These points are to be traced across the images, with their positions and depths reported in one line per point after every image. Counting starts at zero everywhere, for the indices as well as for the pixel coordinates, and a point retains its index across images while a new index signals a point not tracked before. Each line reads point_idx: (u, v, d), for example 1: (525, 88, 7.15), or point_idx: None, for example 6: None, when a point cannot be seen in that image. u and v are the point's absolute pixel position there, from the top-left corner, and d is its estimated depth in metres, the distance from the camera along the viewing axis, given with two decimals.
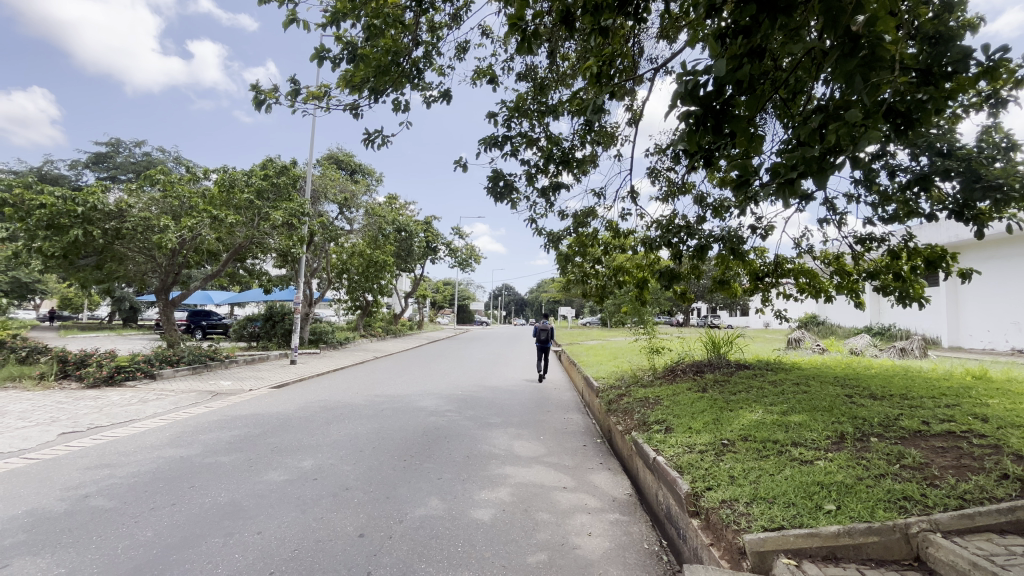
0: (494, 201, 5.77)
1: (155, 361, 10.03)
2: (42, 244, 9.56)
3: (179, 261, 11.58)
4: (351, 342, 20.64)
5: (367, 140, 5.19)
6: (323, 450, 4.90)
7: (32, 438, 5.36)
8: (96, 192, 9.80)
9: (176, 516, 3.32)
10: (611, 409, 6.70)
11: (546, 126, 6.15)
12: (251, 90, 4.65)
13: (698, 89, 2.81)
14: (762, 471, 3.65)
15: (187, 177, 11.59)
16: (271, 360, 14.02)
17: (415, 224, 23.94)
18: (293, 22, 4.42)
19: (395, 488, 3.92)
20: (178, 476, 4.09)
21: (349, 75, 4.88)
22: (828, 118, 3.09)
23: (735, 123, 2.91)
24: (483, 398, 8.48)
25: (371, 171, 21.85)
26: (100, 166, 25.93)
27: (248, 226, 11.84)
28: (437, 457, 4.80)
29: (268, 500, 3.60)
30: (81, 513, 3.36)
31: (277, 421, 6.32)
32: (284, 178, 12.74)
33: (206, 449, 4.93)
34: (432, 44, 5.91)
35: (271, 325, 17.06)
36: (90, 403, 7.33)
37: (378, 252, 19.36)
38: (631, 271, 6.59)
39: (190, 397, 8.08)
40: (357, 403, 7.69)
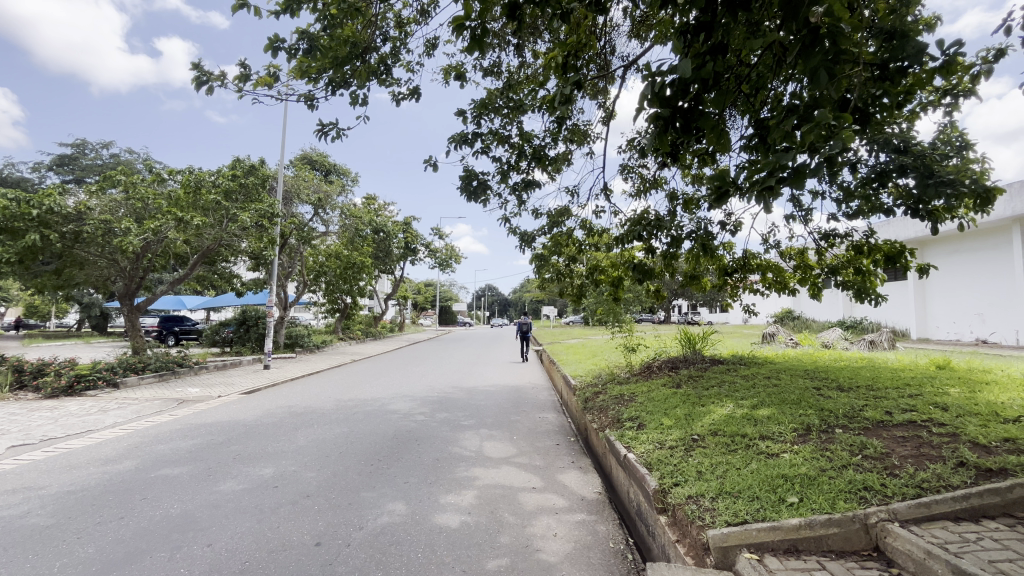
0: (466, 200, 5.69)
1: (118, 369, 9.68)
2: None
3: (144, 264, 11.14)
4: (327, 345, 20.33)
5: (322, 132, 5.05)
6: (286, 457, 4.76)
7: None
8: (52, 193, 9.41)
9: (120, 531, 3.16)
10: (587, 407, 6.65)
11: (518, 124, 6.11)
12: (192, 68, 4.48)
13: (663, 90, 2.73)
14: (729, 465, 3.64)
15: (152, 178, 11.14)
16: (244, 366, 13.65)
17: (394, 225, 23.66)
18: (244, 7, 4.25)
19: (357, 494, 3.82)
20: (129, 489, 3.91)
21: (305, 66, 4.73)
22: (801, 116, 3.00)
23: (704, 123, 2.78)
24: (458, 399, 8.40)
25: (346, 171, 21.40)
26: (64, 168, 25.03)
27: (216, 228, 11.46)
28: (405, 462, 4.69)
29: (222, 511, 3.45)
30: (17, 531, 3.17)
31: (241, 428, 6.13)
32: (253, 178, 12.30)
33: (163, 459, 4.74)
34: (400, 41, 5.80)
35: (245, 329, 16.77)
36: (45, 414, 7.01)
37: (355, 254, 18.99)
38: (606, 268, 6.52)
39: (154, 405, 7.81)
40: (326, 408, 7.50)
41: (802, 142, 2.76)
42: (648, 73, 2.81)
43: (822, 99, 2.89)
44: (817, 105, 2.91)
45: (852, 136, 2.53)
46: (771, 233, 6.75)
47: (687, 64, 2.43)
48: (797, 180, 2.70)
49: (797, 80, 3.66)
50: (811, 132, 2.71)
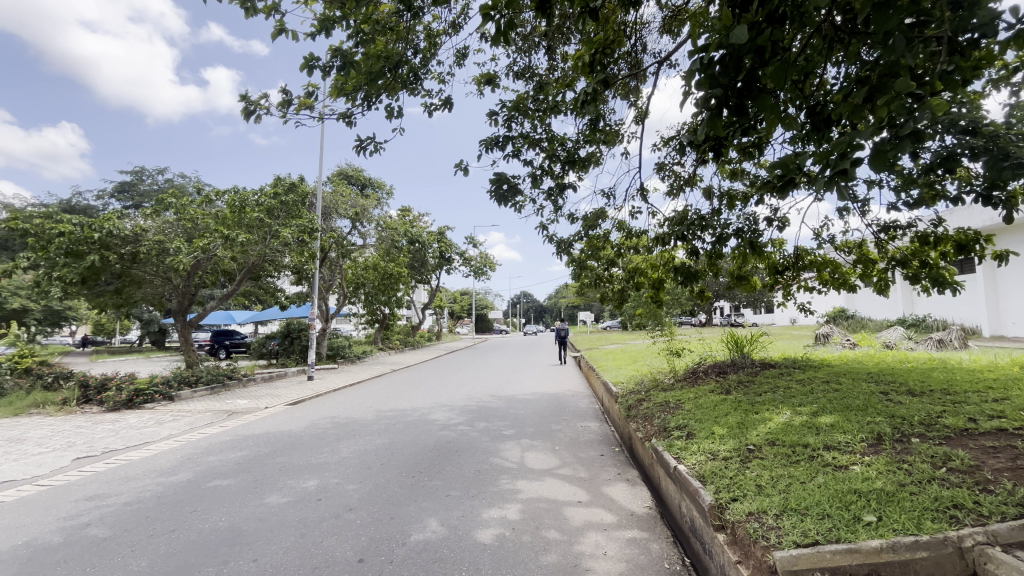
0: (498, 206, 5.61)
1: (174, 383, 10.13)
2: (62, 271, 9.74)
3: (195, 282, 11.64)
4: (368, 356, 20.74)
5: (360, 148, 5.08)
6: (329, 469, 4.78)
7: (45, 464, 5.36)
8: (111, 218, 9.98)
9: (171, 544, 3.20)
10: (630, 415, 6.39)
11: (549, 126, 6.01)
12: (240, 99, 4.62)
13: (713, 67, 2.53)
14: (792, 479, 3.35)
15: (200, 199, 11.67)
16: (290, 377, 14.06)
17: (429, 235, 23.99)
18: (282, 31, 4.34)
19: (399, 508, 3.76)
20: (181, 501, 3.99)
21: (341, 84, 4.76)
22: (872, 89, 2.71)
23: (761, 101, 2.57)
24: (497, 408, 8.32)
25: (382, 184, 21.80)
26: (125, 194, 26.77)
27: (260, 244, 11.88)
28: (446, 474, 4.61)
29: (268, 525, 3.47)
30: (78, 543, 3.27)
31: (287, 440, 6.24)
32: (294, 195, 12.69)
33: (213, 471, 4.86)
34: (430, 52, 5.82)
35: (289, 342, 17.31)
36: (107, 427, 7.36)
37: (393, 265, 19.30)
38: (645, 271, 6.26)
39: (206, 417, 8.09)
40: (368, 419, 7.56)
41: (879, 118, 2.51)
42: (695, 50, 2.62)
43: (898, 69, 2.61)
44: (892, 76, 2.65)
45: (943, 105, 2.25)
46: (824, 227, 6.35)
47: (741, 31, 2.22)
48: (873, 159, 2.43)
49: (855, 59, 3.39)
50: (891, 105, 2.45)
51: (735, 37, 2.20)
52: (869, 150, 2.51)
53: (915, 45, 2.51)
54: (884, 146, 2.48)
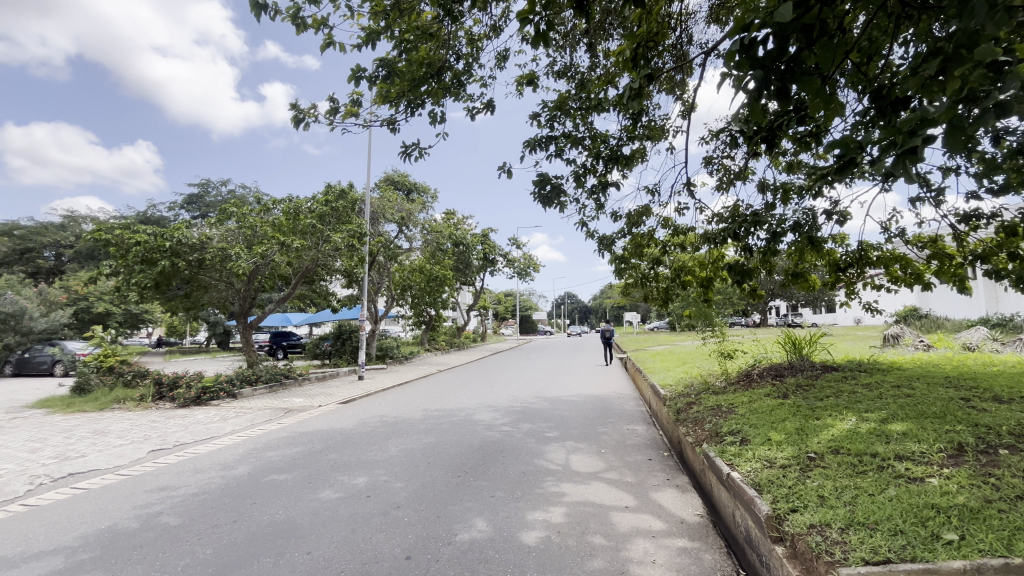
0: (541, 206, 5.58)
1: (236, 381, 10.76)
2: (139, 277, 10.56)
3: (254, 286, 12.31)
4: (415, 356, 21.24)
5: (405, 153, 5.19)
6: (378, 466, 4.91)
7: (125, 454, 5.82)
8: (180, 227, 10.72)
9: (233, 534, 3.38)
10: (679, 419, 6.17)
11: (592, 124, 5.92)
12: (291, 109, 4.83)
13: (757, 49, 2.38)
14: (858, 491, 3.11)
15: (259, 208, 12.34)
16: (342, 377, 14.61)
17: (473, 237, 24.28)
18: (329, 44, 4.51)
19: (445, 507, 3.80)
20: (242, 494, 4.22)
21: (385, 92, 4.87)
22: (946, 62, 2.46)
23: (807, 82, 2.38)
24: (542, 409, 8.29)
25: (426, 189, 22.25)
26: (193, 206, 28.77)
27: (314, 249, 12.43)
28: (491, 474, 4.63)
29: (320, 519, 3.60)
30: (151, 530, 3.51)
31: (338, 437, 6.47)
32: (344, 202, 13.16)
33: (271, 466, 5.11)
34: (472, 56, 5.88)
35: (341, 342, 18.01)
36: (178, 422, 7.91)
37: (438, 267, 19.68)
38: (693, 269, 6.03)
39: (265, 414, 8.53)
40: (415, 418, 7.72)
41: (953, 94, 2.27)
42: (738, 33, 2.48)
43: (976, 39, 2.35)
44: (971, 48, 2.41)
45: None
46: (892, 220, 5.90)
47: (787, 9, 2.07)
48: (947, 139, 2.20)
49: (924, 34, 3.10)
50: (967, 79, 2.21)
51: (779, 14, 2.05)
52: (943, 129, 2.28)
53: (997, 11, 2.25)
54: (960, 125, 2.24)
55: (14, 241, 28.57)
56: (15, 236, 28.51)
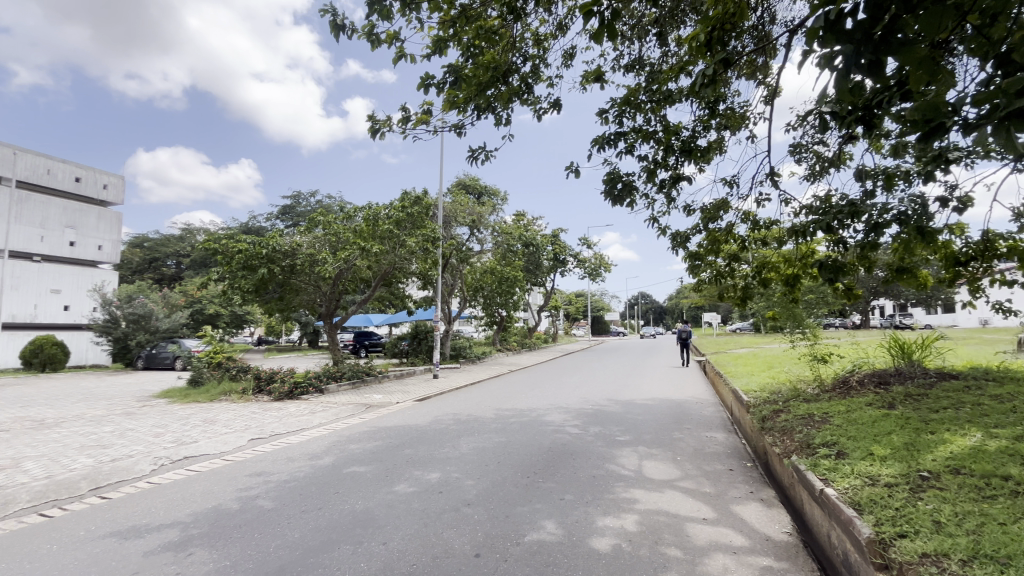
0: (611, 205, 5.45)
1: (324, 377, 11.58)
2: (241, 282, 11.72)
3: (339, 288, 13.19)
4: (487, 356, 21.65)
5: (472, 157, 5.30)
6: (450, 463, 5.04)
7: (229, 441, 6.46)
8: (275, 236, 11.74)
9: (318, 521, 3.62)
10: (764, 427, 5.72)
11: (663, 117, 5.68)
12: (367, 120, 5.11)
13: (842, 20, 2.16)
14: (985, 519, 2.69)
15: (342, 216, 13.21)
16: (418, 375, 15.24)
17: (543, 238, 24.30)
18: (401, 56, 4.71)
19: (514, 507, 3.80)
20: (326, 483, 4.51)
21: (454, 98, 4.99)
22: None
23: (909, 51, 2.10)
24: (613, 413, 8.09)
25: (496, 192, 22.58)
26: (287, 216, 31.46)
27: (391, 253, 13.08)
28: (560, 477, 4.57)
29: (395, 511, 3.75)
30: (249, 511, 3.86)
31: (414, 433, 6.73)
32: (419, 207, 13.70)
33: (353, 458, 5.43)
34: (539, 57, 5.87)
35: (417, 342, 18.81)
36: (274, 414, 8.65)
37: (509, 268, 19.91)
38: (778, 265, 5.58)
39: (348, 409, 9.10)
40: (486, 417, 7.85)
41: None
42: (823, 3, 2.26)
43: None
44: None
45: None
46: None
47: None
48: None
49: None
50: None
51: None
52: None
53: None
54: None
55: (145, 252, 32.90)
56: (146, 248, 32.80)
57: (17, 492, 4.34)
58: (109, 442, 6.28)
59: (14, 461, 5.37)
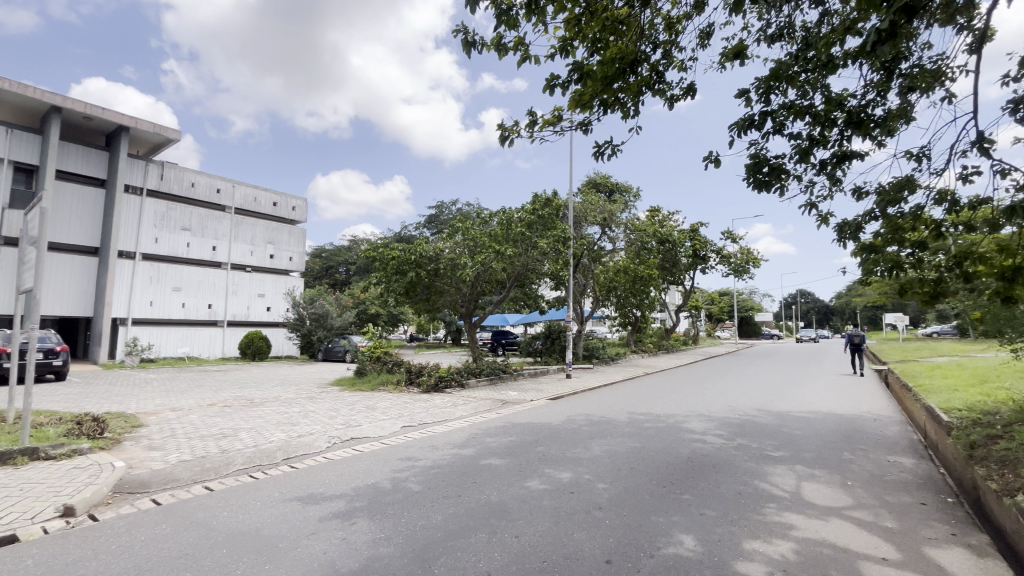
0: (757, 193, 4.88)
1: (465, 373, 12.43)
2: (395, 285, 13.19)
3: (477, 290, 14.05)
4: (622, 358, 21.11)
5: (599, 154, 5.20)
6: (582, 464, 5.01)
7: (386, 427, 7.29)
8: (421, 244, 12.94)
9: (457, 507, 3.89)
10: (973, 455, 4.60)
11: (823, 88, 4.92)
12: (497, 129, 5.35)
13: None
14: None
15: (479, 221, 14.04)
16: (551, 374, 15.47)
17: (680, 234, 22.89)
18: (528, 62, 4.82)
19: (648, 517, 3.63)
20: (465, 473, 4.83)
21: (580, 96, 4.95)
22: None
23: None
24: (765, 424, 7.25)
25: (629, 188, 21.88)
26: (433, 225, 34.51)
27: (524, 255, 13.51)
28: (701, 490, 4.23)
29: (528, 507, 3.85)
30: (401, 491, 4.30)
31: (547, 431, 6.85)
32: (549, 209, 13.86)
33: (490, 451, 5.72)
34: (671, 42, 5.54)
35: (551, 342, 19.16)
36: (422, 405, 9.54)
37: (643, 266, 19.15)
38: (991, 254, 4.44)
39: (486, 404, 9.62)
40: (620, 420, 7.65)
41: None
42: None
43: None
44: None
45: None
46: None
47: None
48: None
49: None
50: None
51: None
52: None
53: None
54: None
55: (323, 262, 38.91)
56: (323, 258, 38.77)
57: (235, 456, 5.45)
58: (297, 420, 7.53)
59: (234, 431, 6.76)
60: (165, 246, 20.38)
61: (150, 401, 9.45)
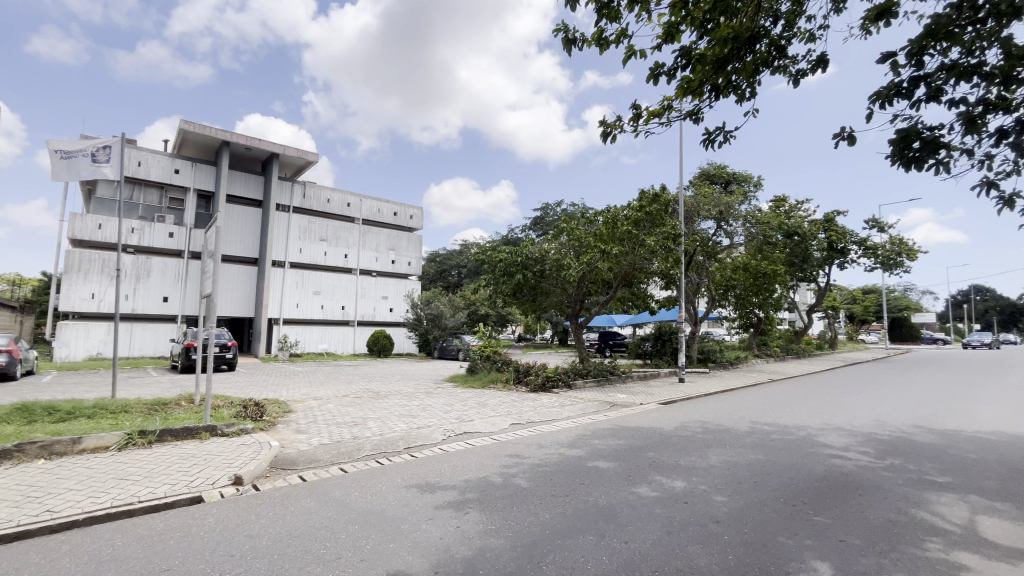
0: (907, 173, 4.18)
1: (572, 374, 12.41)
2: (503, 286, 13.63)
3: (583, 291, 13.95)
4: (742, 362, 19.45)
5: (710, 143, 4.86)
6: (697, 474, 4.73)
7: (496, 424, 7.55)
8: (527, 245, 13.20)
9: (565, 507, 3.90)
10: None
11: (1001, 39, 4.05)
12: (599, 126, 5.27)
13: None
14: None
15: (584, 221, 13.91)
16: (662, 377, 14.79)
17: (812, 225, 20.45)
18: (631, 53, 4.68)
19: (774, 537, 3.30)
20: (573, 473, 4.82)
21: (688, 82, 4.68)
22: None
23: None
24: (926, 444, 6.18)
25: (748, 177, 20.07)
26: (538, 227, 34.99)
27: (631, 254, 13.09)
28: (840, 514, 3.74)
29: (638, 513, 3.73)
30: (510, 487, 4.43)
31: (658, 437, 6.57)
32: (657, 205, 13.23)
33: (598, 453, 5.65)
34: (796, 12, 4.98)
35: (661, 344, 18.35)
36: (530, 404, 9.72)
37: (766, 262, 17.46)
38: None
39: (594, 406, 9.50)
40: (740, 430, 7.06)
41: None
42: None
43: None
44: None
45: None
46: None
47: None
48: None
49: None
50: None
51: None
52: None
53: None
54: None
55: (438, 266, 41.51)
56: (437, 262, 41.37)
57: (365, 442, 6.06)
58: (416, 413, 8.13)
59: (364, 420, 7.51)
60: (307, 256, 23.32)
61: (298, 390, 10.89)
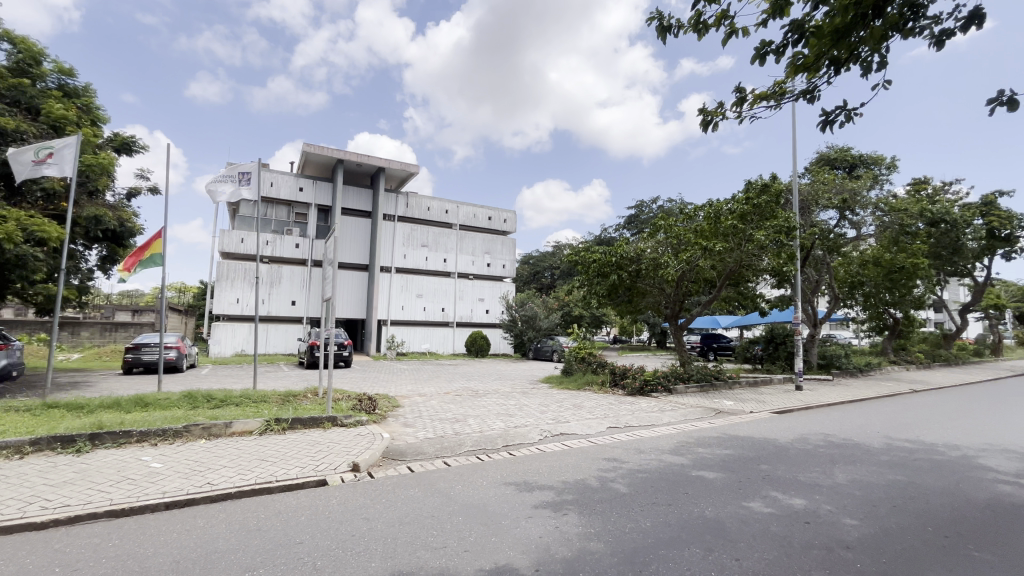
0: None
1: (672, 378, 11.84)
2: (597, 287, 13.42)
3: (682, 290, 13.27)
4: (874, 368, 17.14)
5: (827, 123, 4.36)
6: (820, 492, 4.26)
7: (593, 426, 7.44)
8: (622, 245, 12.84)
9: (668, 517, 3.73)
10: None
11: None
12: (698, 114, 4.98)
13: None
14: None
15: (683, 217, 13.21)
16: (775, 384, 13.54)
17: (964, 210, 17.43)
18: (733, 33, 4.36)
19: (921, 571, 2.87)
20: (676, 482, 4.60)
21: (801, 58, 4.24)
22: None
23: None
24: None
25: (880, 159, 17.62)
26: (633, 225, 33.93)
27: (737, 250, 12.17)
28: (1010, 552, 3.14)
29: (750, 529, 3.46)
30: (610, 491, 4.35)
31: (772, 448, 6.03)
32: (766, 196, 12.16)
33: (703, 462, 5.33)
34: None
35: (774, 347, 16.82)
36: (628, 407, 9.44)
37: (903, 255, 15.23)
38: None
39: (697, 412, 8.98)
40: (874, 445, 6.23)
41: None
42: None
43: None
44: None
45: None
46: None
47: None
48: None
49: None
50: None
51: None
52: None
53: None
54: None
55: (531, 268, 42.02)
56: (531, 264, 41.87)
57: (465, 438, 6.31)
58: (512, 413, 8.29)
59: (464, 417, 7.84)
60: (410, 261, 24.92)
61: (405, 387, 11.67)
